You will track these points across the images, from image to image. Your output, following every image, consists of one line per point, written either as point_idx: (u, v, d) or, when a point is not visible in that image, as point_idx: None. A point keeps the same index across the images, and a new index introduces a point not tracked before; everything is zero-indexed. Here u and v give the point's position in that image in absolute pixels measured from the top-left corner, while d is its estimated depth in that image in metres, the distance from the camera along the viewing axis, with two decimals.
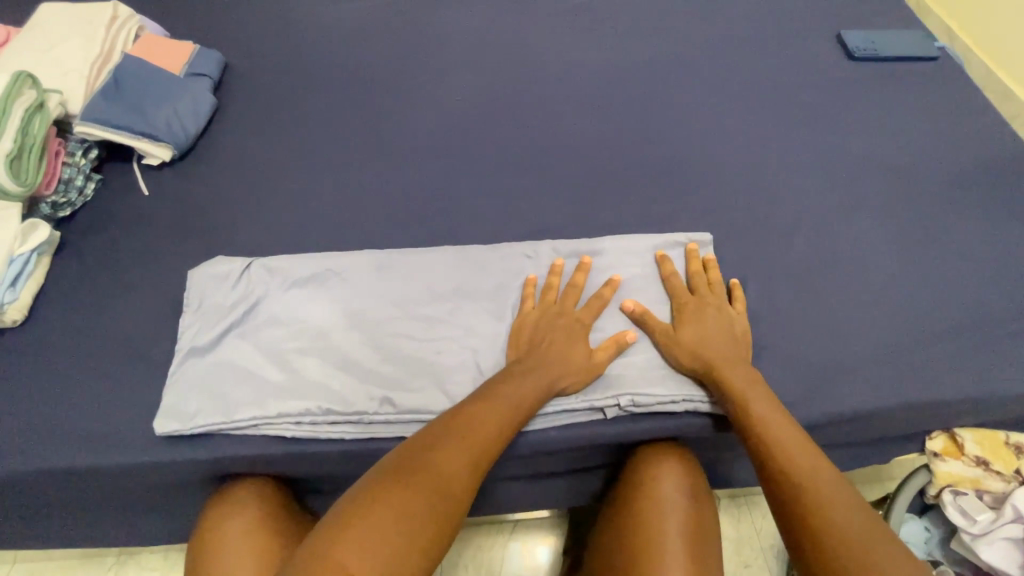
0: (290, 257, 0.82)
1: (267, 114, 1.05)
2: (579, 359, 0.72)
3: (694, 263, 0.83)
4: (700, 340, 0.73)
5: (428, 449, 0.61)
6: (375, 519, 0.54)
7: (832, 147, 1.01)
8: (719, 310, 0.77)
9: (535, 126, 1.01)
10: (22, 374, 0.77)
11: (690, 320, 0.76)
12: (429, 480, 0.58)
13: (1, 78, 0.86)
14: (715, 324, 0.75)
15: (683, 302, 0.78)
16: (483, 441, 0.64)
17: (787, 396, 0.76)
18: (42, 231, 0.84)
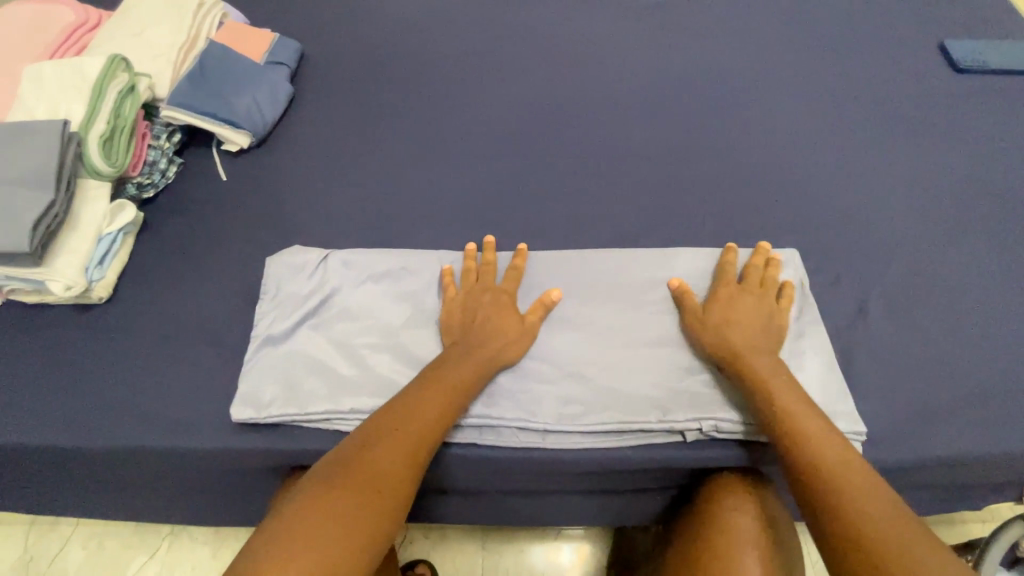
0: (364, 251, 0.81)
1: (342, 105, 1.05)
2: (515, 328, 0.73)
3: (730, 256, 0.79)
4: (733, 327, 0.71)
5: (362, 449, 0.60)
6: (309, 523, 0.53)
7: (930, 165, 0.94)
8: (750, 299, 0.74)
9: (610, 129, 0.97)
10: (106, 352, 0.80)
11: (723, 306, 0.73)
12: (364, 482, 0.57)
13: (98, 60, 0.88)
14: (751, 312, 0.72)
15: (722, 286, 0.75)
16: (420, 436, 0.62)
17: (880, 434, 0.71)
18: (129, 211, 0.85)
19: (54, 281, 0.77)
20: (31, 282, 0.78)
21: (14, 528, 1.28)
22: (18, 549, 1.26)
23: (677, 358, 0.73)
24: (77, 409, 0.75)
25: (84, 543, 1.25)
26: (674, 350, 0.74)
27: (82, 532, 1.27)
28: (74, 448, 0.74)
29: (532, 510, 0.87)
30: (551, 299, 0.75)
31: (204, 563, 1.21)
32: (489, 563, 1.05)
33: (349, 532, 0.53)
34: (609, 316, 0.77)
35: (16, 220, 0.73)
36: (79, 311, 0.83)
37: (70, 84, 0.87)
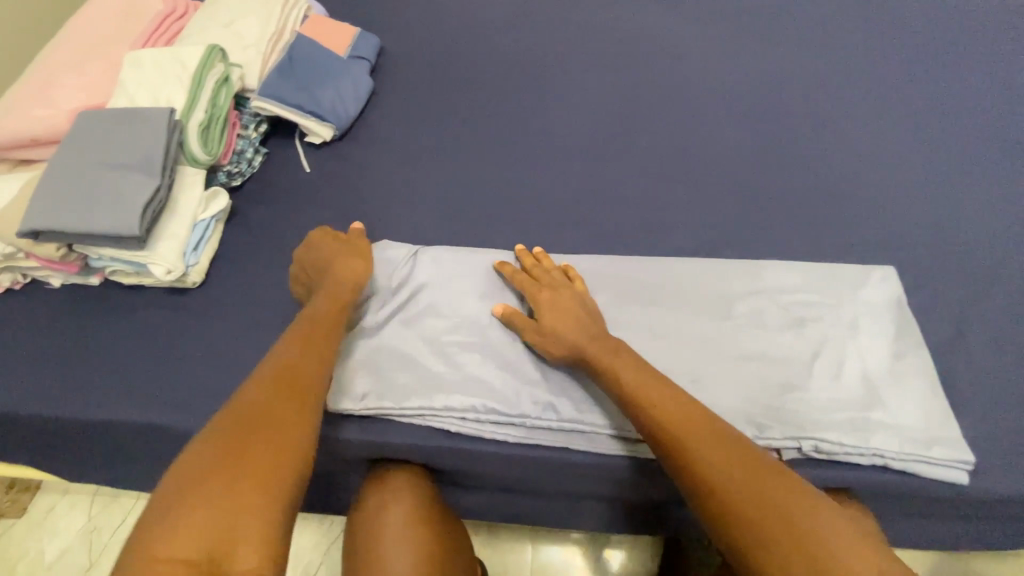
0: (453, 250, 0.82)
1: (421, 101, 1.05)
2: (365, 270, 0.78)
3: (525, 261, 0.78)
4: (564, 332, 0.69)
5: (260, 413, 0.57)
6: (199, 498, 0.50)
7: None
8: (562, 295, 0.72)
9: (694, 135, 0.96)
10: (199, 336, 0.82)
11: (543, 311, 0.71)
12: (262, 445, 0.55)
13: (197, 50, 0.90)
14: (561, 311, 0.71)
15: (534, 291, 0.74)
16: (306, 390, 0.61)
17: (997, 465, 0.66)
18: (222, 199, 0.87)
19: (156, 265, 0.79)
20: (133, 266, 0.80)
21: (78, 498, 1.33)
22: (82, 518, 1.31)
23: (773, 373, 0.72)
24: (172, 390, 0.78)
25: None
26: (767, 365, 0.72)
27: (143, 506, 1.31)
28: (168, 427, 0.76)
29: (606, 514, 0.86)
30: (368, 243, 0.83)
31: None
32: (537, 565, 1.06)
33: (254, 496, 0.51)
34: (700, 327, 0.76)
35: (127, 204, 0.75)
36: (173, 294, 0.86)
37: (170, 73, 0.89)
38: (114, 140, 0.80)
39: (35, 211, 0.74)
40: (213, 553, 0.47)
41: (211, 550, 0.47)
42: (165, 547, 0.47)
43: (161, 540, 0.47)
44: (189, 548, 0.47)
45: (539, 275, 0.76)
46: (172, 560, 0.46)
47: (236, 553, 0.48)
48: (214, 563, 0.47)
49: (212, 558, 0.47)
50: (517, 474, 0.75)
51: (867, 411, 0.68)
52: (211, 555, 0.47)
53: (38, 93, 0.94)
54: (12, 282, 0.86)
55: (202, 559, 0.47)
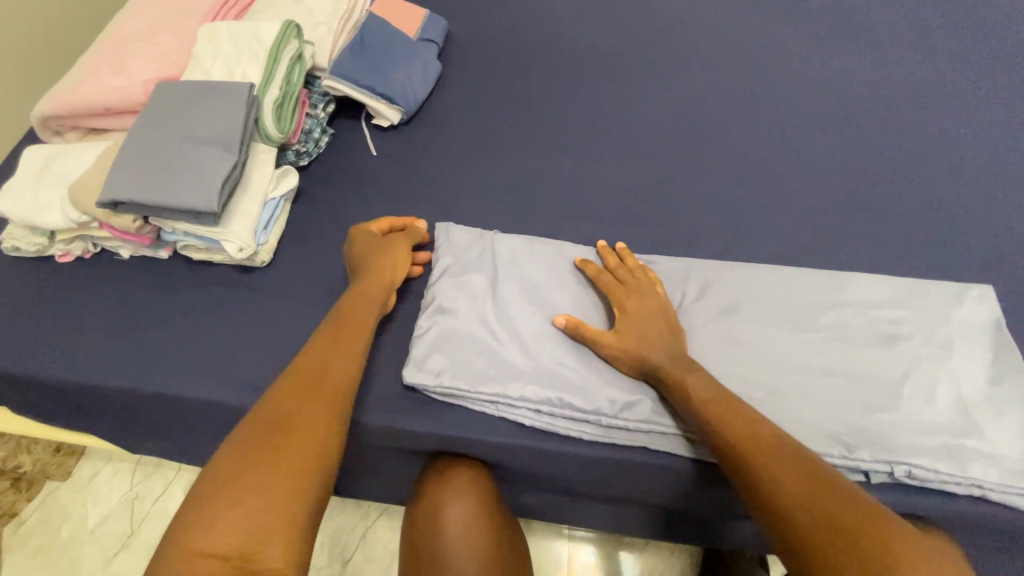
0: (529, 243, 0.83)
1: (490, 89, 1.03)
2: (405, 268, 0.79)
3: (608, 260, 0.78)
4: (642, 344, 0.68)
5: (290, 411, 0.56)
6: (232, 493, 0.50)
7: None
8: (648, 307, 0.71)
9: (773, 140, 0.92)
10: (266, 316, 0.81)
11: (627, 317, 0.71)
12: (289, 440, 0.54)
13: (274, 26, 0.89)
14: (644, 320, 0.70)
15: (621, 296, 0.73)
16: (334, 389, 0.61)
17: None
18: (291, 177, 0.86)
19: (229, 242, 0.78)
20: (205, 241, 0.80)
21: (121, 465, 1.35)
22: (124, 485, 1.33)
23: (860, 391, 0.68)
24: (239, 369, 0.77)
25: (185, 489, 1.31)
26: (856, 383, 0.69)
27: (184, 478, 1.33)
28: (235, 407, 0.75)
29: (664, 523, 0.84)
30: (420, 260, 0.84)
31: None
32: (575, 563, 1.04)
33: (281, 494, 0.51)
34: (782, 339, 0.73)
35: (206, 179, 0.74)
36: (240, 272, 0.85)
37: (246, 48, 0.88)
38: (193, 114, 0.79)
39: (115, 180, 0.74)
40: (245, 549, 0.47)
41: (244, 548, 0.47)
42: (202, 539, 0.47)
43: (199, 533, 0.47)
44: (223, 543, 0.47)
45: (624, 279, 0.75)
46: (207, 556, 0.46)
47: (267, 548, 0.48)
48: (245, 557, 0.47)
49: (243, 554, 0.47)
50: (584, 476, 0.73)
51: (962, 436, 0.64)
52: (244, 552, 0.47)
53: (111, 59, 0.92)
54: (82, 251, 0.85)
55: (235, 553, 0.47)
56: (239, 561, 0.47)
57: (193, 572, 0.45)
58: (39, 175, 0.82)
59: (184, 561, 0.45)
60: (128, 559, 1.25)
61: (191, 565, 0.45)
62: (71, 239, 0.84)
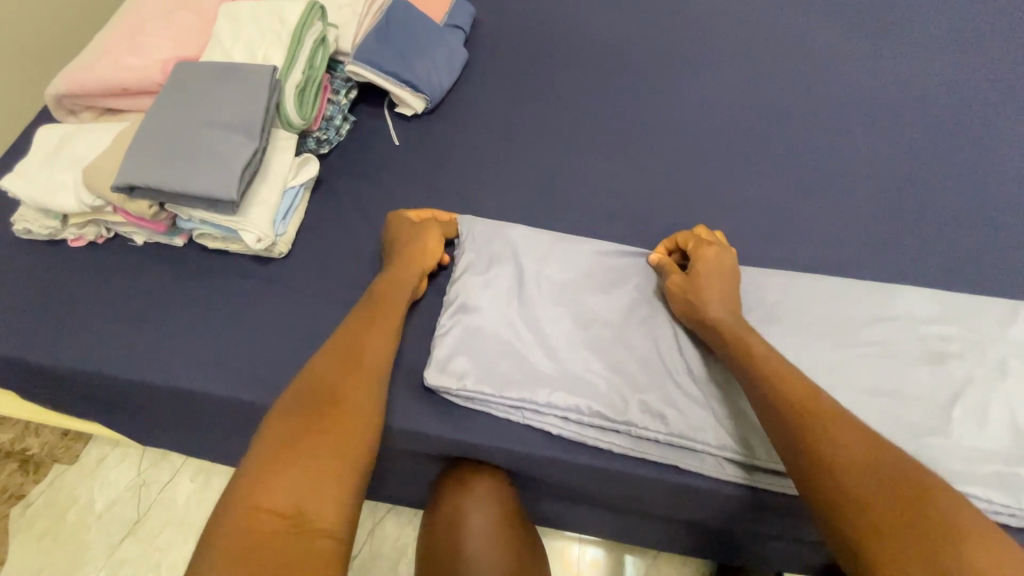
0: (555, 238, 0.79)
1: (518, 79, 0.99)
2: (432, 259, 0.76)
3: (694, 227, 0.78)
4: (714, 289, 0.68)
5: (331, 384, 0.57)
6: (288, 456, 0.50)
7: None
8: (722, 267, 0.71)
9: (813, 145, 0.88)
10: (283, 309, 0.78)
11: (699, 268, 0.71)
12: (332, 411, 0.55)
13: (298, 6, 0.85)
14: (725, 273, 0.70)
15: (699, 247, 0.73)
16: (373, 364, 0.62)
17: None
18: (312, 166, 0.83)
19: (247, 231, 0.75)
20: (222, 229, 0.77)
21: (129, 451, 1.34)
22: (131, 471, 1.31)
23: (905, 412, 0.65)
24: (255, 365, 0.74)
25: (192, 477, 1.30)
26: (902, 403, 0.65)
27: (192, 466, 1.31)
28: (250, 404, 0.72)
29: (687, 537, 0.81)
30: (446, 262, 0.80)
31: None
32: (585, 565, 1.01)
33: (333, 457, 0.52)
34: (822, 352, 0.69)
35: (227, 165, 0.71)
36: (258, 263, 0.82)
37: (269, 30, 0.85)
38: (214, 96, 0.76)
39: (133, 163, 0.71)
40: (301, 508, 0.48)
41: (302, 506, 0.48)
42: (261, 497, 0.47)
43: (260, 491, 0.48)
44: (282, 501, 0.48)
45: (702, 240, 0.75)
46: (268, 513, 0.47)
47: (320, 507, 0.49)
48: (302, 515, 0.48)
49: (301, 512, 0.48)
50: (610, 488, 0.70)
51: (1016, 464, 0.61)
52: (302, 510, 0.48)
53: (127, 36, 0.89)
54: (95, 236, 0.82)
55: (292, 512, 0.47)
56: (295, 518, 0.47)
57: (254, 526, 0.45)
58: (53, 156, 0.79)
59: (245, 518, 0.46)
60: (133, 547, 1.24)
61: (253, 519, 0.46)
62: (84, 223, 0.81)
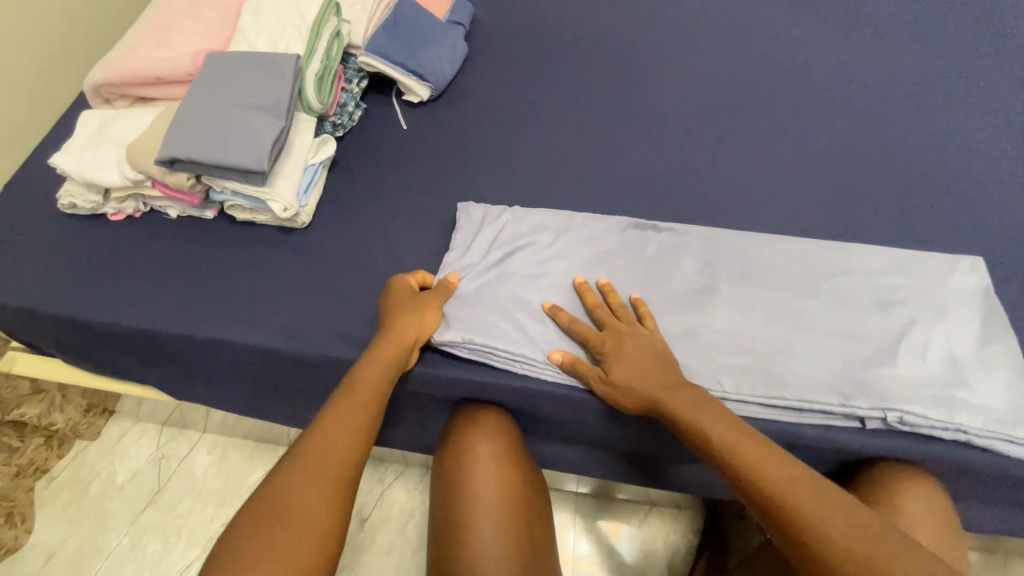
0: (543, 210, 0.89)
1: (514, 68, 1.08)
2: (428, 333, 0.76)
3: (588, 297, 0.78)
4: (638, 377, 0.69)
5: (299, 480, 0.61)
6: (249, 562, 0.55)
7: None
8: (634, 335, 0.72)
9: (785, 119, 0.97)
10: (305, 272, 0.87)
11: (613, 359, 0.70)
12: (301, 505, 0.59)
13: (315, 4, 0.95)
14: (638, 353, 0.70)
15: (599, 340, 0.72)
16: (345, 457, 0.64)
17: None
18: (329, 146, 0.92)
19: (274, 202, 0.84)
20: (251, 201, 0.85)
21: (148, 426, 1.41)
22: (151, 446, 1.38)
23: (855, 350, 0.74)
24: (283, 320, 0.83)
25: (209, 450, 1.37)
26: (854, 342, 0.75)
27: (208, 439, 1.38)
28: (281, 354, 0.81)
29: (673, 475, 0.90)
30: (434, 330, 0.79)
31: None
32: (583, 522, 1.21)
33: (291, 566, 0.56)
34: (782, 302, 0.79)
35: (257, 141, 0.80)
36: (281, 233, 0.90)
37: (290, 25, 0.94)
38: (243, 82, 0.84)
39: (173, 141, 0.80)
40: None
41: None
42: None
43: None
44: None
45: (606, 321, 0.75)
46: None
47: None
48: None
49: None
50: (602, 421, 0.80)
51: (953, 389, 0.70)
52: None
53: (158, 30, 0.97)
54: (134, 209, 0.91)
55: None
56: None
57: None
58: (96, 136, 0.87)
59: None
60: (154, 515, 1.31)
61: None
62: (124, 198, 0.90)
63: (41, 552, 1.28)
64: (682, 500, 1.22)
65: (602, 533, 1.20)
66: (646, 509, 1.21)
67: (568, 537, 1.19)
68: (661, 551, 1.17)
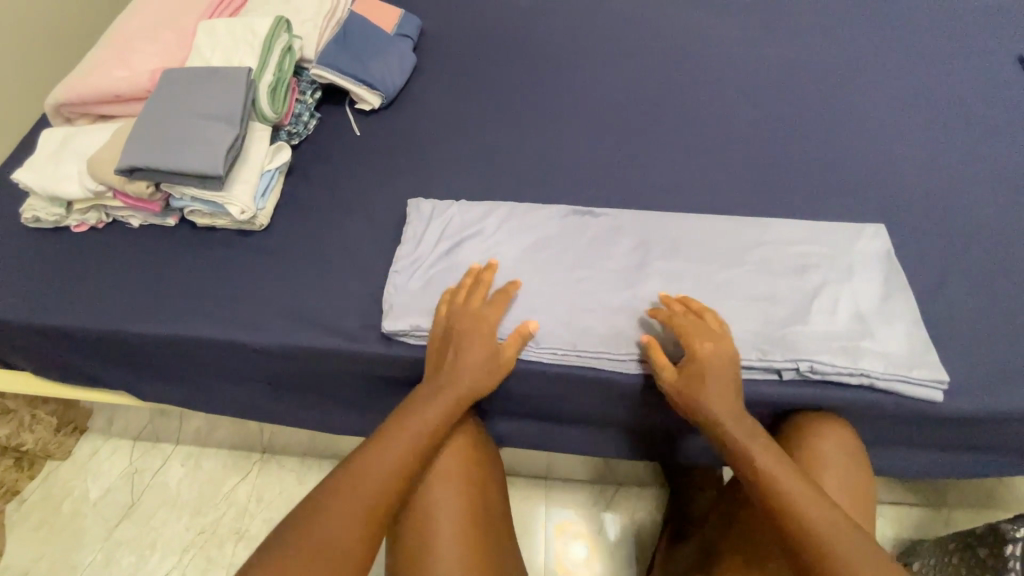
0: (487, 202, 0.95)
1: (459, 76, 1.15)
2: (511, 348, 0.79)
3: (683, 308, 0.79)
4: (718, 393, 0.72)
5: (362, 459, 0.70)
6: (316, 519, 0.65)
7: (1011, 147, 0.97)
8: (728, 346, 0.74)
9: (709, 110, 1.05)
10: (264, 270, 0.91)
11: (704, 366, 0.73)
12: (360, 479, 0.68)
13: (266, 21, 1.00)
14: (729, 364, 0.74)
15: (697, 346, 0.74)
16: (404, 443, 0.71)
17: (956, 385, 0.76)
18: (284, 153, 0.97)
19: (232, 205, 0.89)
20: (211, 205, 0.90)
21: (120, 442, 1.42)
22: (124, 461, 1.39)
23: (772, 311, 0.81)
24: (244, 315, 0.87)
25: (183, 461, 1.38)
26: (772, 304, 0.82)
27: (182, 451, 1.40)
28: (243, 345, 0.86)
29: (623, 442, 0.96)
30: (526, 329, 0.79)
31: (291, 487, 1.34)
32: (552, 506, 1.26)
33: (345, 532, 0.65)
34: (708, 273, 0.86)
35: (213, 148, 0.85)
36: (241, 234, 0.95)
37: (243, 41, 0.99)
38: (201, 96, 0.90)
39: (134, 151, 0.85)
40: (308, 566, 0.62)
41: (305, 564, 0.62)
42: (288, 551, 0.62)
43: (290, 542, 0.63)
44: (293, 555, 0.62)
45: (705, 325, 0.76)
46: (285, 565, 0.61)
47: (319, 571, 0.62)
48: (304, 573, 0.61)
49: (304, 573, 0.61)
50: (549, 390, 0.86)
51: (858, 339, 0.77)
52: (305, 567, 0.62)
53: (116, 50, 1.02)
54: (96, 221, 0.95)
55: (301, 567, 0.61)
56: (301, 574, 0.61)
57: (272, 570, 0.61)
58: (58, 151, 0.91)
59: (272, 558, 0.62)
60: (128, 528, 1.31)
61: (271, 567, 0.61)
62: (86, 210, 0.94)
63: (13, 572, 1.28)
64: (641, 472, 1.28)
65: (571, 517, 1.24)
66: (613, 489, 1.26)
67: (537, 523, 1.24)
68: (628, 530, 1.22)
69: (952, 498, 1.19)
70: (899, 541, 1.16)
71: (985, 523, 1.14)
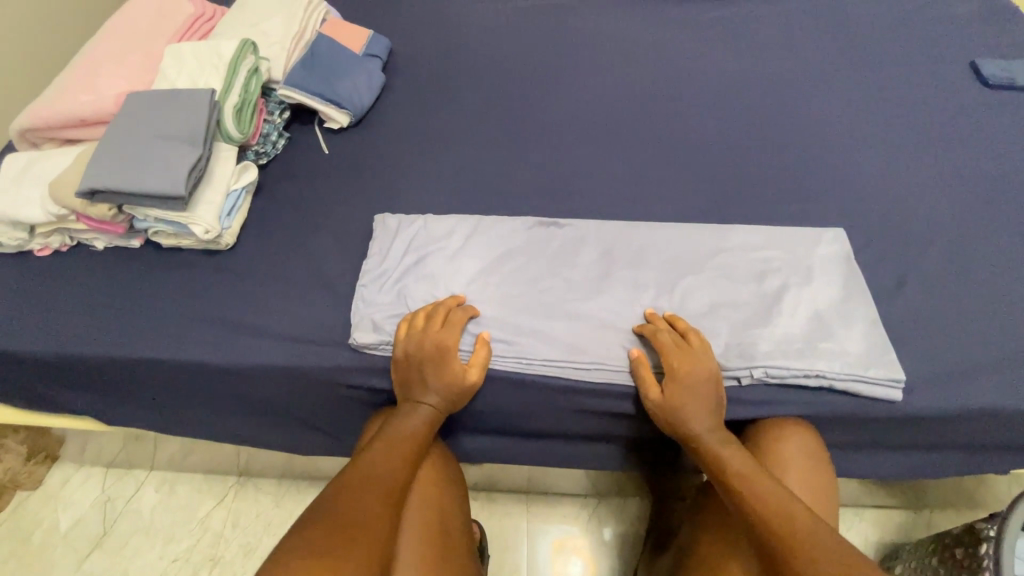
0: (453, 217, 0.95)
1: (427, 94, 1.17)
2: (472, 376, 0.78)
3: (661, 324, 0.81)
4: (697, 400, 0.74)
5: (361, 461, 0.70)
6: (321, 505, 0.64)
7: (963, 151, 1.00)
8: (706, 360, 0.76)
9: (672, 123, 1.07)
10: (229, 289, 0.91)
11: (683, 378, 0.74)
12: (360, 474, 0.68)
13: (232, 44, 1.02)
14: (710, 375, 0.75)
15: (677, 357, 0.76)
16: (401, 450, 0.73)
17: (914, 386, 0.77)
18: (251, 172, 0.98)
19: (196, 225, 0.89)
20: (175, 225, 0.90)
21: (92, 470, 1.39)
22: (96, 489, 1.36)
23: (734, 316, 0.82)
24: (208, 334, 0.87)
25: (157, 487, 1.35)
26: (733, 310, 0.83)
27: (156, 477, 1.37)
28: (206, 365, 0.85)
29: (595, 453, 0.96)
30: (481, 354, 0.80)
31: (267, 511, 1.31)
32: (533, 521, 1.24)
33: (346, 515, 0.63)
34: (671, 280, 0.86)
35: (175, 168, 0.85)
36: (206, 254, 0.95)
37: (209, 64, 1.00)
38: (164, 117, 0.90)
39: (94, 173, 0.85)
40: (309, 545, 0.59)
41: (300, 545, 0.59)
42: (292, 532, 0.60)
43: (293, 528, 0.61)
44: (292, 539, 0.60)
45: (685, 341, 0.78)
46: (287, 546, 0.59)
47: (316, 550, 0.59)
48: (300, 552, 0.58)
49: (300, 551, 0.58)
50: (515, 403, 0.86)
51: (818, 341, 0.78)
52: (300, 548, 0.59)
53: (82, 75, 1.03)
54: (60, 244, 0.94)
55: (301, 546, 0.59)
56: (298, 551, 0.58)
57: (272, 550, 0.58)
58: (20, 176, 0.92)
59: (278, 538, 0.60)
60: (99, 559, 1.28)
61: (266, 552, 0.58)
62: (50, 233, 0.93)
63: None
64: (622, 483, 1.27)
65: (552, 531, 1.23)
66: (594, 502, 1.25)
67: (518, 538, 1.22)
68: (610, 543, 1.21)
69: (931, 499, 1.19)
70: (882, 546, 1.15)
71: (964, 523, 1.14)
